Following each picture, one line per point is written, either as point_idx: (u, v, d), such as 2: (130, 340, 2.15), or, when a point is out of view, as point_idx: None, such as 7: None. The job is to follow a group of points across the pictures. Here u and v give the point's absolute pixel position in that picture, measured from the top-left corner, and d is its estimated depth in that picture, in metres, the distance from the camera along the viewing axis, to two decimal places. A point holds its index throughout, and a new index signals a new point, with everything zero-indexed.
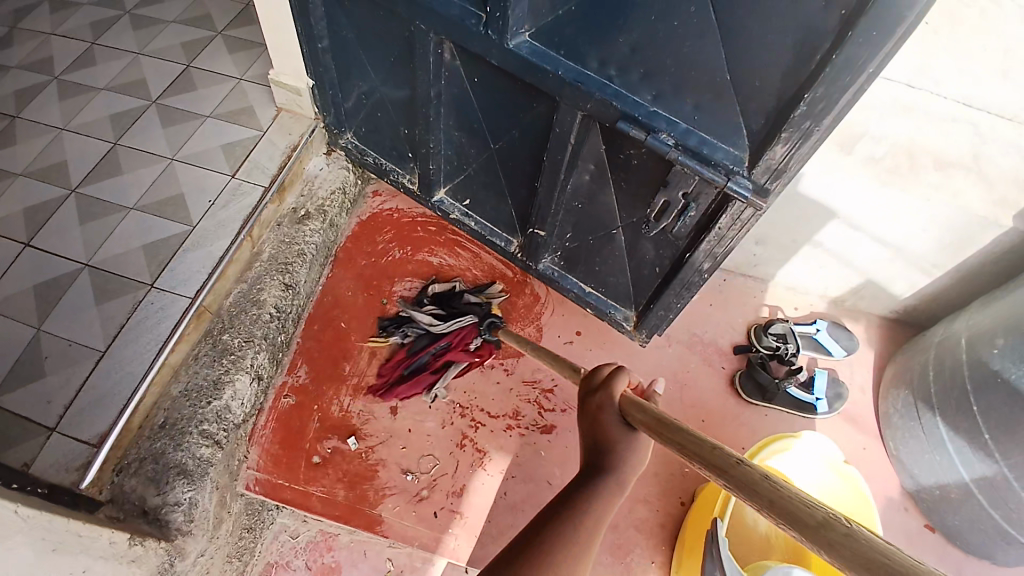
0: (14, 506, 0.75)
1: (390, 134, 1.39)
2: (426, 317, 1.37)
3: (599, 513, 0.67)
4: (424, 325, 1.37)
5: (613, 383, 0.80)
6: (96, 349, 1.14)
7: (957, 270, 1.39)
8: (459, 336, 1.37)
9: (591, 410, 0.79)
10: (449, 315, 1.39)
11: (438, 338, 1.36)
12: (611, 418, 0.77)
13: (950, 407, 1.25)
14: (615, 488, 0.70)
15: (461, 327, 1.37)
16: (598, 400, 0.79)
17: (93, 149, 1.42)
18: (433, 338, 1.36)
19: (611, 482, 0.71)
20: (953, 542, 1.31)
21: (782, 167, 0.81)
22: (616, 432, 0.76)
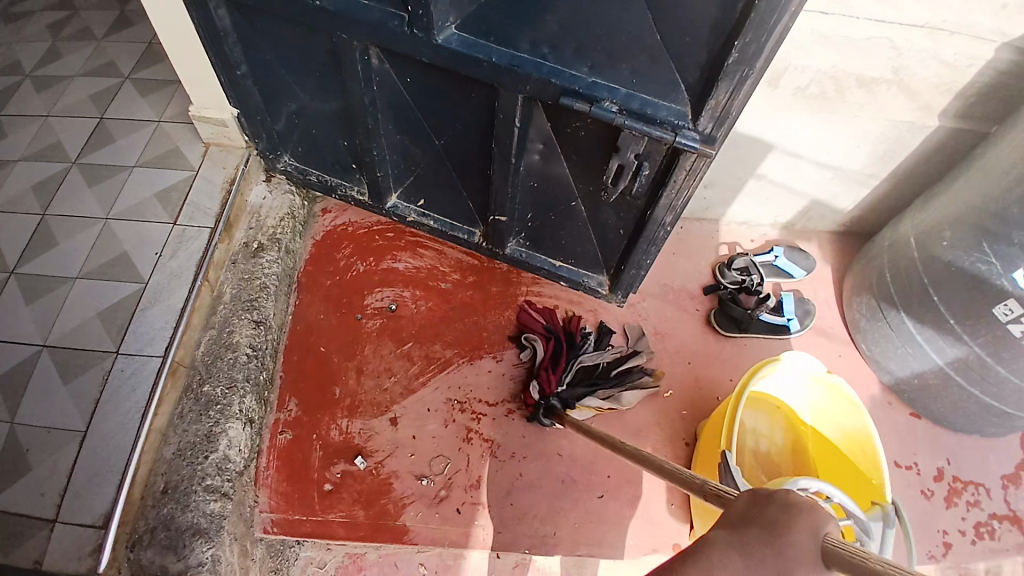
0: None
1: (330, 148, 1.36)
2: (592, 358, 1.36)
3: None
4: (584, 350, 1.38)
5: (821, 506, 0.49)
6: (77, 431, 1.10)
7: (893, 176, 1.46)
8: (545, 374, 1.33)
9: (770, 497, 0.50)
10: (600, 379, 1.36)
11: (570, 362, 1.36)
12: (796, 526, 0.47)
13: (913, 303, 1.34)
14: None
15: (560, 378, 1.33)
16: (787, 500, 0.49)
17: (22, 224, 1.34)
18: (570, 361, 1.36)
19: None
20: (939, 425, 1.41)
21: (724, 113, 0.84)
22: (803, 554, 0.46)
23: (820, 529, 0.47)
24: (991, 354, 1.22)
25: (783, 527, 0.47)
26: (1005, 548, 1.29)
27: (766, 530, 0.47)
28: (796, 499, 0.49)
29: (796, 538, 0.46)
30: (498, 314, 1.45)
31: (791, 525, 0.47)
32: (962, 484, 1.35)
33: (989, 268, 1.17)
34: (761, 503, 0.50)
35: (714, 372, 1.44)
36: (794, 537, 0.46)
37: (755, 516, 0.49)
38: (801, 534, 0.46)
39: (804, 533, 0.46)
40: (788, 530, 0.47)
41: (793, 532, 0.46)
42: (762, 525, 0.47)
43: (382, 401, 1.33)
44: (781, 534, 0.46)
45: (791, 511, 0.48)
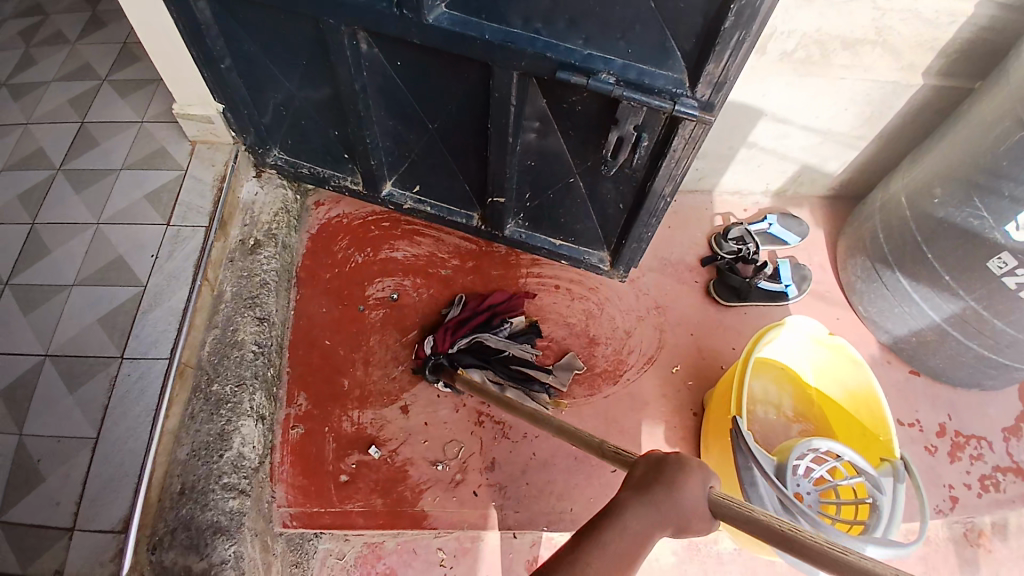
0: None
1: (320, 139, 1.34)
2: (496, 343, 1.35)
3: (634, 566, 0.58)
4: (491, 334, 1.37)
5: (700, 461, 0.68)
6: (87, 437, 1.09)
7: (879, 137, 1.48)
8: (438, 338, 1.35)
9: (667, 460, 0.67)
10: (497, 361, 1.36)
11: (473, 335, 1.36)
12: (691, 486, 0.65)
13: (907, 261, 1.36)
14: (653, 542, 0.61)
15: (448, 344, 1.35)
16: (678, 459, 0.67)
17: (10, 234, 1.31)
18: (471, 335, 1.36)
19: (655, 530, 0.61)
20: (937, 380, 1.43)
21: (722, 79, 0.84)
22: (693, 501, 0.64)
23: (704, 480, 0.66)
24: (987, 307, 1.24)
25: (682, 484, 0.64)
26: (1010, 499, 1.32)
27: (671, 487, 0.64)
28: (687, 459, 0.67)
29: (692, 492, 0.64)
30: None
31: (688, 482, 0.65)
32: (964, 438, 1.38)
33: (981, 222, 1.19)
34: (661, 465, 0.66)
35: (716, 342, 1.45)
36: (690, 491, 0.64)
37: (661, 476, 0.65)
38: (695, 487, 0.65)
39: (697, 487, 0.65)
40: (684, 485, 0.64)
41: (689, 486, 0.64)
42: (668, 484, 0.64)
43: (391, 389, 1.33)
44: (682, 490, 0.64)
45: (683, 470, 0.66)
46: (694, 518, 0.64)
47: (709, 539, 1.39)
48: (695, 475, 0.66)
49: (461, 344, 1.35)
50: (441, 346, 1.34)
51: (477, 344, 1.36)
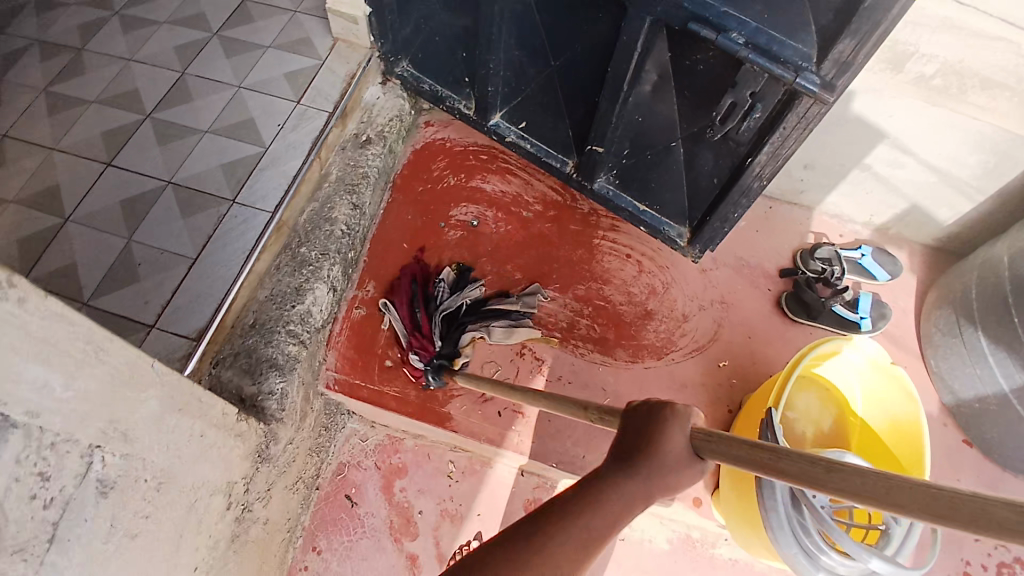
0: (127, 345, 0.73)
1: (447, 59, 1.43)
2: (452, 302, 1.36)
3: (621, 522, 0.65)
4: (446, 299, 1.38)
5: (678, 406, 0.71)
6: (186, 257, 1.28)
7: (999, 196, 1.42)
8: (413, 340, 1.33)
9: (647, 422, 0.70)
10: (468, 316, 1.37)
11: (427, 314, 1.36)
12: (676, 446, 0.67)
13: (992, 322, 1.30)
14: (640, 497, 0.66)
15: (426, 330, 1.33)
16: (656, 410, 0.70)
17: (162, 78, 1.52)
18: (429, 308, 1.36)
19: (639, 489, 0.66)
20: (990, 456, 1.36)
21: (851, 59, 0.85)
22: (674, 457, 0.67)
23: (685, 424, 0.69)
24: None
25: (663, 439, 0.68)
26: None
27: (654, 449, 0.67)
28: (667, 412, 0.69)
29: (672, 444, 0.67)
30: (570, 250, 1.50)
31: (669, 436, 0.68)
32: None
33: None
34: (641, 423, 0.70)
35: (770, 351, 1.43)
36: (672, 446, 0.67)
37: (642, 434, 0.69)
38: (676, 440, 0.67)
39: (678, 440, 0.67)
40: (665, 438, 0.68)
41: (670, 440, 0.67)
42: (648, 445, 0.68)
43: None
44: (664, 447, 0.67)
45: (663, 428, 0.68)
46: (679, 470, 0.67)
47: (708, 538, 1.38)
48: (677, 426, 0.68)
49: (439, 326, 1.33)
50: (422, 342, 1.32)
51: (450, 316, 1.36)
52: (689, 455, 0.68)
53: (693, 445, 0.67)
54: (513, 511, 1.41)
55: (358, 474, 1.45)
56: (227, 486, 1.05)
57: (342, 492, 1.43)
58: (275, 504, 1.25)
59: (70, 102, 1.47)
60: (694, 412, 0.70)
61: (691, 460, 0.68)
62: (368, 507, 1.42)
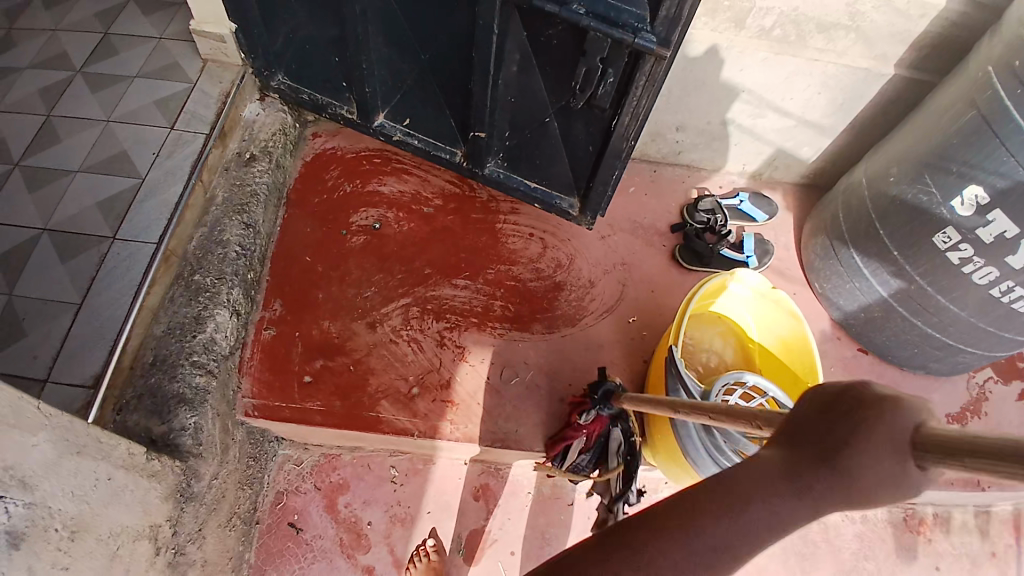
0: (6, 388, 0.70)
1: (323, 65, 1.42)
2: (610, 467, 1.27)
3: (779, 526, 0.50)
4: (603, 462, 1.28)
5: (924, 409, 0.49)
6: (72, 303, 1.22)
7: (852, 126, 1.56)
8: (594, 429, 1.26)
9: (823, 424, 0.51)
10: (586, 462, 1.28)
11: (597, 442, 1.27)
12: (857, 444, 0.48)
13: (861, 237, 1.42)
14: (812, 511, 0.50)
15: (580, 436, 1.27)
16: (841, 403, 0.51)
17: (29, 123, 1.46)
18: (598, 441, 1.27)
19: (813, 506, 0.50)
20: (884, 359, 1.50)
21: (676, 14, 0.94)
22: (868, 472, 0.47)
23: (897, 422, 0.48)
24: (929, 282, 1.31)
25: (857, 452, 0.48)
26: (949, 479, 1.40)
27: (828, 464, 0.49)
28: (873, 412, 0.48)
29: (871, 462, 0.47)
30: (474, 238, 1.53)
31: (865, 449, 0.47)
32: None
33: (929, 198, 1.26)
34: (838, 407, 0.50)
35: (675, 301, 1.52)
36: (868, 471, 0.47)
37: (828, 431, 0.50)
38: (879, 461, 0.47)
39: (876, 461, 0.47)
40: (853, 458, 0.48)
41: (866, 454, 0.47)
42: (829, 449, 0.49)
43: (362, 306, 1.41)
44: (854, 469, 0.48)
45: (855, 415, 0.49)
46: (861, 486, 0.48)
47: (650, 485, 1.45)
48: (885, 428, 0.47)
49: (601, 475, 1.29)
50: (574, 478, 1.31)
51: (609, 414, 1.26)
52: (903, 472, 0.47)
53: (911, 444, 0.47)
54: (464, 499, 1.43)
55: (298, 499, 1.42)
56: (151, 530, 1.01)
57: (285, 521, 1.39)
58: (211, 544, 1.21)
59: None
60: (927, 403, 0.49)
61: (899, 479, 0.47)
62: (314, 530, 1.39)
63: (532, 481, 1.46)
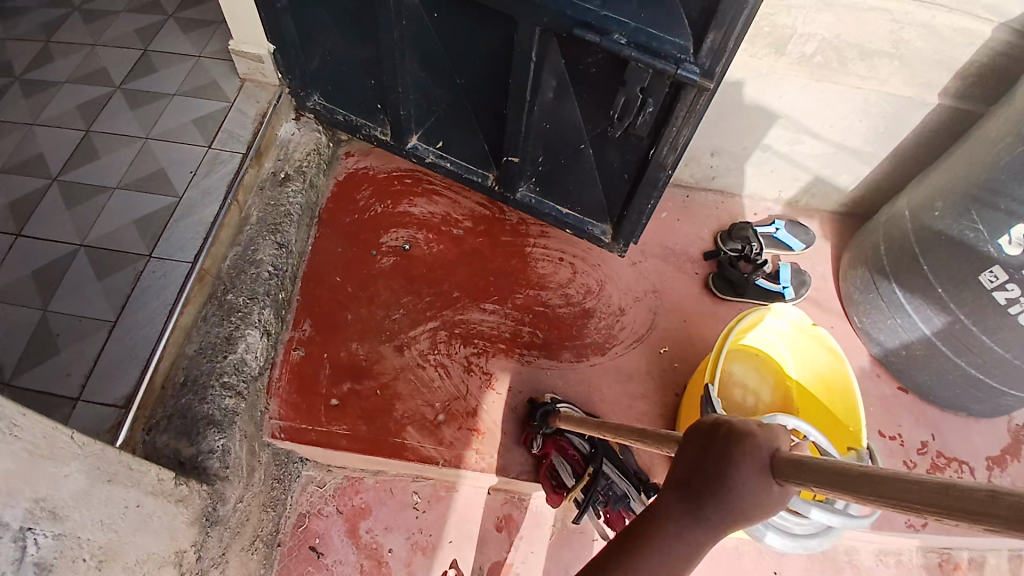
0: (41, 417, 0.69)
1: (357, 87, 1.42)
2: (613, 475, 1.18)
3: (691, 551, 0.59)
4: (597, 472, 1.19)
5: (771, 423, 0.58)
6: (107, 321, 1.22)
7: (893, 155, 1.53)
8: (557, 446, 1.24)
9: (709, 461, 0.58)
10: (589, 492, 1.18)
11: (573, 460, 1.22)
12: (738, 477, 0.56)
13: (903, 272, 1.38)
14: (713, 535, 0.58)
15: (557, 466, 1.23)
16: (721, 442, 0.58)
17: (66, 139, 1.48)
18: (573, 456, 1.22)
19: (712, 531, 0.58)
20: (924, 397, 1.45)
21: (722, 47, 0.92)
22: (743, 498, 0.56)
23: (764, 453, 0.56)
24: (976, 321, 1.26)
25: (729, 478, 0.56)
26: (982, 527, 1.41)
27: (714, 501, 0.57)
28: (734, 441, 0.57)
29: (740, 484, 0.56)
30: (504, 262, 1.51)
31: (737, 479, 0.56)
32: (945, 460, 1.39)
33: (977, 236, 1.22)
34: (710, 442, 0.59)
35: (707, 331, 1.49)
36: (737, 491, 0.56)
37: (706, 462, 0.59)
38: (750, 481, 0.55)
39: (746, 483, 0.55)
40: (732, 486, 0.56)
41: (737, 477, 0.56)
42: (709, 479, 0.58)
43: (389, 329, 1.40)
44: (729, 497, 0.56)
45: (732, 455, 0.56)
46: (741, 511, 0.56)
47: None
48: (752, 459, 0.56)
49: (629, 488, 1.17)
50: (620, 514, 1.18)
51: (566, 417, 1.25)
52: (769, 486, 0.55)
53: (772, 465, 0.55)
54: (486, 528, 1.40)
55: (320, 522, 1.40)
56: (176, 555, 0.99)
57: (307, 544, 1.38)
58: (234, 567, 1.19)
59: None
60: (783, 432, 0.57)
61: (770, 498, 0.56)
62: (336, 555, 1.37)
63: (556, 512, 1.43)
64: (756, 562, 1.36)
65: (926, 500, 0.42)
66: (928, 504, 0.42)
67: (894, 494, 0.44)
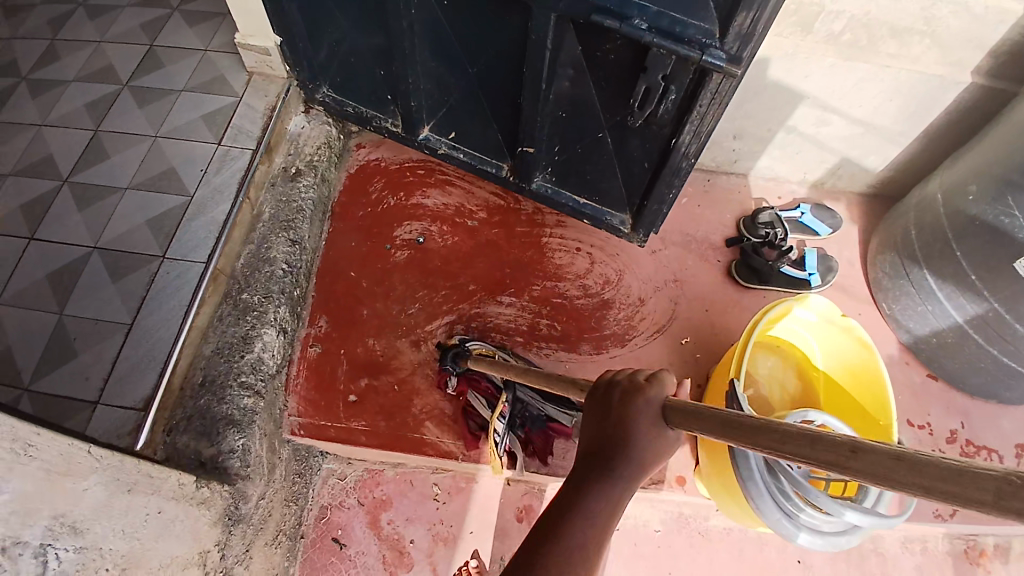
0: (54, 435, 0.70)
1: (367, 79, 1.39)
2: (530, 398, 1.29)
3: (614, 505, 0.62)
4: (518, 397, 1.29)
5: (658, 373, 0.68)
6: (122, 323, 1.23)
7: (924, 136, 1.46)
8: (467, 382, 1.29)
9: (612, 418, 0.66)
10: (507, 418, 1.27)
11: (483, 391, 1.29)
12: (641, 421, 0.65)
13: (935, 258, 1.34)
14: (630, 486, 0.63)
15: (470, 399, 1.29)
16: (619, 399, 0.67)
17: (76, 139, 1.47)
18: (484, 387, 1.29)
19: (629, 482, 0.63)
20: (955, 386, 1.40)
21: (750, 31, 0.87)
22: (645, 437, 0.64)
23: (653, 399, 0.66)
24: (1012, 310, 1.21)
25: (634, 424, 0.65)
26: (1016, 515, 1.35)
27: (624, 447, 0.64)
28: (629, 395, 0.66)
29: (644, 426, 0.64)
30: (520, 253, 1.49)
31: (640, 424, 0.65)
32: (974, 448, 1.35)
33: (1012, 221, 1.17)
34: (612, 398, 0.68)
35: (730, 321, 1.45)
36: (640, 433, 0.64)
37: (610, 422, 0.66)
38: (646, 427, 0.64)
39: (647, 426, 0.64)
40: (637, 427, 0.65)
41: (638, 424, 0.65)
42: (615, 430, 0.65)
43: (406, 323, 1.39)
44: (635, 440, 0.64)
45: (628, 404, 0.66)
46: (648, 453, 0.64)
47: (700, 512, 1.36)
48: (647, 405, 0.65)
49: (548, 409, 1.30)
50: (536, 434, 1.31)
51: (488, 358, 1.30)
52: (663, 427, 0.65)
53: (663, 412, 0.65)
54: (506, 519, 1.40)
55: (342, 514, 1.41)
56: (201, 556, 0.99)
57: (329, 536, 1.39)
58: (258, 562, 1.20)
59: None
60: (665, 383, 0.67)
61: (666, 438, 0.65)
62: (358, 546, 1.37)
63: None
64: (780, 552, 1.34)
65: (795, 450, 0.50)
66: (798, 454, 0.49)
67: (771, 444, 0.52)
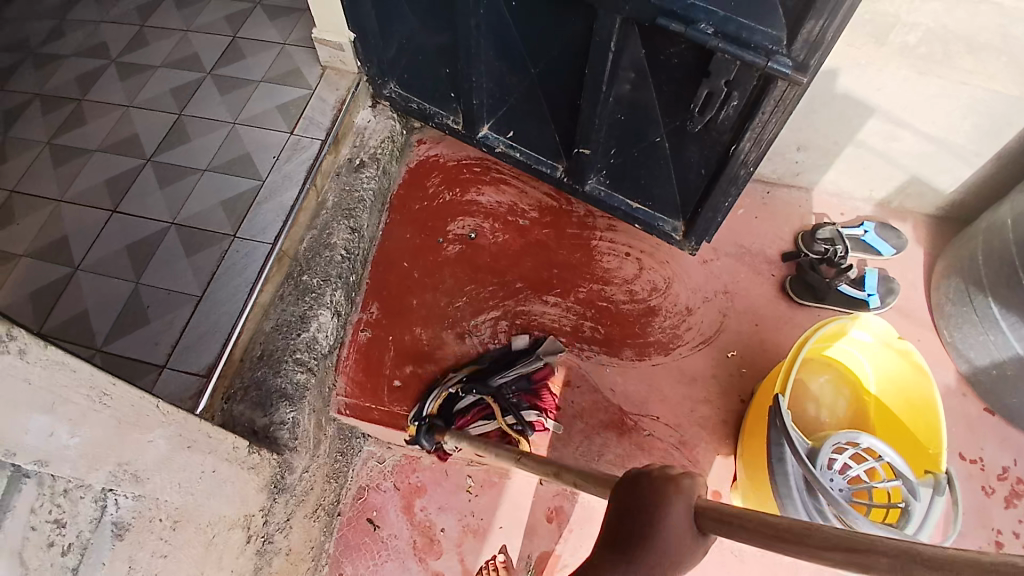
0: (130, 388, 0.74)
1: (431, 76, 1.44)
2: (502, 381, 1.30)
3: None
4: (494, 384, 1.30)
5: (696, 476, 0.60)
6: (192, 295, 1.31)
7: (1000, 157, 1.39)
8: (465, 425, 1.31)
9: (642, 506, 0.58)
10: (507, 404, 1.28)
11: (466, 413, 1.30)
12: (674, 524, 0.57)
13: (1002, 286, 1.27)
14: None
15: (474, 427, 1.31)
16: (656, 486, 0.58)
17: (159, 121, 1.58)
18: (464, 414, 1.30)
19: None
20: (1014, 424, 1.32)
21: (818, 39, 0.86)
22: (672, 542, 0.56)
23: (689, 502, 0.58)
24: None
25: (668, 512, 0.57)
26: None
27: (644, 546, 0.56)
28: (666, 486, 0.58)
29: (676, 524, 0.57)
30: (568, 254, 1.50)
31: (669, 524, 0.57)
32: None
33: None
34: (642, 482, 0.59)
35: (778, 337, 1.42)
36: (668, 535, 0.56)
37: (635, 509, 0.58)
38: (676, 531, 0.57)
39: (677, 530, 0.57)
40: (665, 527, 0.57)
41: (668, 523, 0.57)
42: (639, 525, 0.57)
43: (453, 316, 1.42)
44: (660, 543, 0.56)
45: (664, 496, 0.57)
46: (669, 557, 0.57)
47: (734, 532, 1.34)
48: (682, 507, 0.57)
49: (520, 372, 1.31)
50: (532, 393, 1.33)
51: (451, 396, 1.30)
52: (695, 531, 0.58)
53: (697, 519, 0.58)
54: (535, 518, 1.41)
55: (377, 496, 1.45)
56: (246, 518, 1.06)
57: (365, 516, 1.44)
58: (296, 533, 1.26)
59: (75, 152, 1.55)
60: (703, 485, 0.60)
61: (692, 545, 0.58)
62: (390, 529, 1.42)
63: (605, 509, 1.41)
64: None
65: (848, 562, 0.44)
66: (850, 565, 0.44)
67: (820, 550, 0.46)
